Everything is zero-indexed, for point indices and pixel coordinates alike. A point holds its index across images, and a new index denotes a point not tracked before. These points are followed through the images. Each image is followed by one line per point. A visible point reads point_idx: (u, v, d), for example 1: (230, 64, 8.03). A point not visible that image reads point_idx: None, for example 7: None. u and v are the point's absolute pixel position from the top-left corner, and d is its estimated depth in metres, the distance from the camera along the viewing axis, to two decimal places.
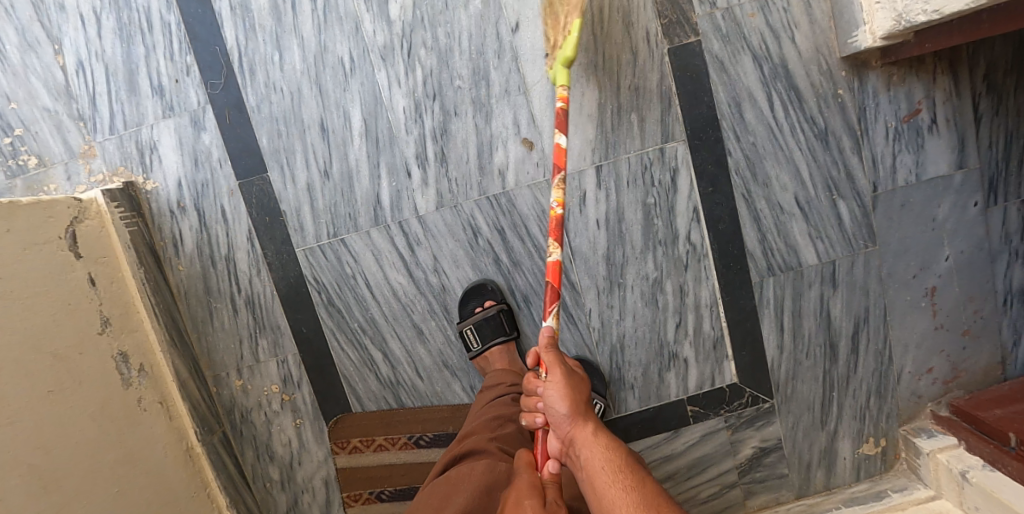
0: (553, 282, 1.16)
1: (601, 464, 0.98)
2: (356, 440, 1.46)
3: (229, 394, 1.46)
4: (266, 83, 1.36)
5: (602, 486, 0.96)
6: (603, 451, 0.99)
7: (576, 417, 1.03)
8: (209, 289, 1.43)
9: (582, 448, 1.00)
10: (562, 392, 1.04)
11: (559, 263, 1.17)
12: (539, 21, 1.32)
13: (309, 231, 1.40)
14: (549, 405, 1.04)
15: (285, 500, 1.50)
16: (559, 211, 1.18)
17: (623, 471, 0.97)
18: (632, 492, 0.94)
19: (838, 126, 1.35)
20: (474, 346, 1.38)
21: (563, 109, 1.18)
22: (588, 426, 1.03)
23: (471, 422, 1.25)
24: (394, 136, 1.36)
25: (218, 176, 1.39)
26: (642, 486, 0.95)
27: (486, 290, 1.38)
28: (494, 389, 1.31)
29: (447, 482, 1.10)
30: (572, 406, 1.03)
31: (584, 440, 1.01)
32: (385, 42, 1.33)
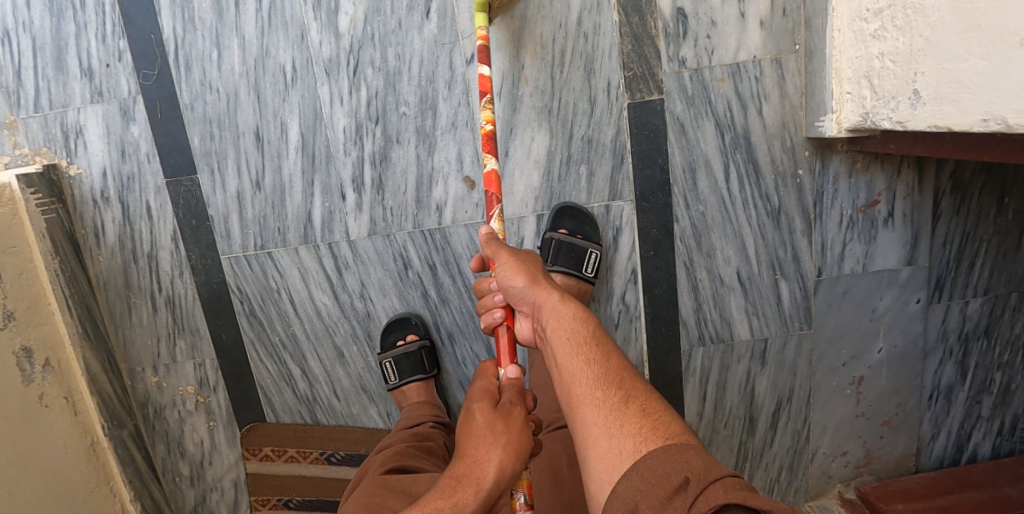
0: (494, 189, 1.02)
1: (563, 336, 0.90)
2: (268, 448, 1.46)
3: (143, 388, 1.45)
4: (201, 80, 1.28)
5: (565, 363, 0.88)
6: (567, 320, 0.91)
7: (536, 288, 0.94)
8: (130, 284, 1.39)
9: (546, 320, 0.92)
10: (516, 267, 0.95)
11: (493, 170, 1.02)
12: (495, 56, 1.24)
13: (235, 240, 1.35)
14: (504, 284, 0.96)
15: (193, 496, 1.51)
16: (488, 127, 1.03)
17: (584, 341, 0.89)
18: (594, 366, 0.86)
19: (791, 206, 1.30)
20: (393, 379, 1.35)
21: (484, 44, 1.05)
22: (550, 294, 0.93)
23: (397, 435, 1.23)
24: (330, 156, 1.29)
25: (145, 171, 1.33)
26: (605, 359, 0.87)
27: (409, 324, 1.35)
28: (417, 409, 1.30)
29: (385, 485, 1.05)
30: (530, 278, 0.95)
31: (544, 312, 0.93)
32: (331, 55, 1.25)
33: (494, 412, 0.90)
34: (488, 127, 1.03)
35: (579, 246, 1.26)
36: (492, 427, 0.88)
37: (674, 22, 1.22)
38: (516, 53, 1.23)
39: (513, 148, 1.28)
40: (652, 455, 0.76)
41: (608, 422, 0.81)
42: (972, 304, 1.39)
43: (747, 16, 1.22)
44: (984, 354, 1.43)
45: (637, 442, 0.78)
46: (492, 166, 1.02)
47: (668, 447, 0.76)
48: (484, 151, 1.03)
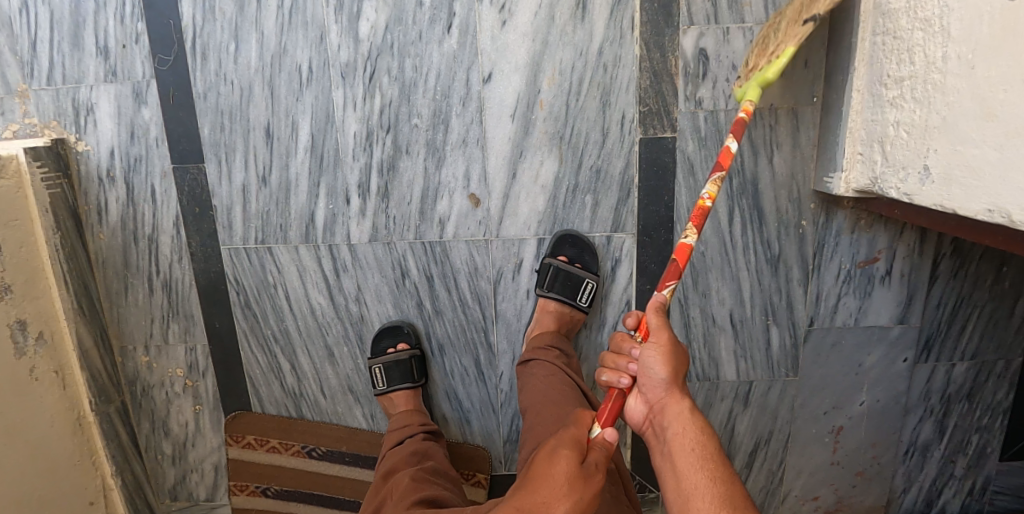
0: (682, 264, 0.99)
1: (689, 445, 0.89)
2: (251, 437, 1.48)
3: (133, 366, 1.46)
4: (217, 71, 1.28)
5: (685, 473, 0.87)
6: (696, 432, 0.90)
7: (674, 390, 0.92)
8: (128, 264, 1.40)
9: (670, 422, 0.91)
10: (665, 356, 0.92)
11: (690, 246, 1.00)
12: (513, 77, 1.23)
13: (237, 231, 1.35)
14: (646, 366, 0.93)
15: (173, 473, 1.54)
16: (708, 203, 1.02)
17: (709, 457, 0.88)
18: (716, 485, 0.86)
19: (791, 255, 1.31)
20: (381, 384, 1.37)
21: (743, 116, 1.06)
22: (684, 401, 0.92)
23: (398, 452, 1.26)
24: (338, 159, 1.29)
25: (153, 155, 1.33)
26: (726, 479, 0.87)
27: (401, 332, 1.36)
28: (407, 418, 1.32)
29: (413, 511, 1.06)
30: (673, 376, 0.92)
31: (671, 411, 0.91)
32: (349, 60, 1.25)
33: (582, 469, 0.87)
34: (706, 202, 1.01)
35: (576, 276, 1.28)
36: (577, 483, 0.85)
37: (695, 61, 1.22)
38: (534, 76, 1.23)
39: (521, 171, 1.28)
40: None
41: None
42: (958, 367, 1.40)
43: None
44: (964, 416, 1.43)
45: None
46: (693, 241, 1.00)
47: None
48: (690, 223, 1.01)
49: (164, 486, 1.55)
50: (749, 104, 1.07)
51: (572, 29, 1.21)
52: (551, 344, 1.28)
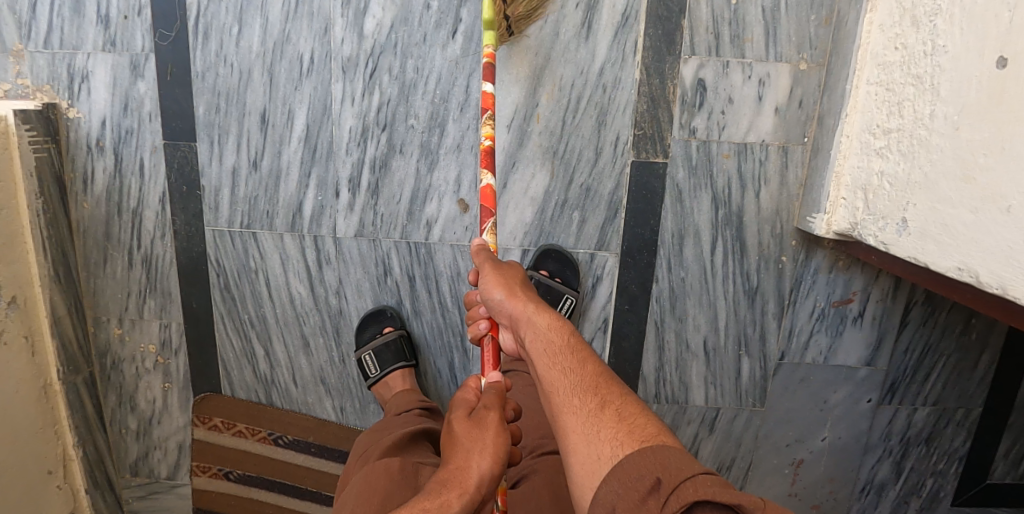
0: (489, 205, 1.04)
1: (542, 346, 0.90)
2: (218, 419, 1.47)
3: (105, 338, 1.46)
4: (217, 52, 1.27)
5: (549, 374, 0.87)
6: (545, 330, 0.91)
7: (514, 301, 0.94)
8: (109, 236, 1.39)
9: (524, 332, 0.92)
10: (495, 279, 0.97)
11: (490, 186, 1.04)
12: (512, 89, 1.24)
13: (223, 214, 1.35)
14: (484, 296, 0.97)
15: (136, 448, 1.53)
16: (487, 144, 1.06)
17: (560, 350, 0.88)
18: (572, 375, 0.86)
19: (768, 289, 1.33)
20: (373, 372, 1.35)
21: (488, 63, 1.08)
22: (526, 305, 0.93)
23: (386, 427, 1.21)
24: (332, 151, 1.29)
25: (144, 129, 1.32)
26: (582, 367, 0.86)
27: (384, 316, 1.35)
28: (400, 398, 1.30)
29: (388, 471, 1.01)
30: (508, 290, 0.96)
31: (519, 323, 0.93)
32: (351, 54, 1.25)
33: (470, 421, 0.87)
34: (486, 144, 1.06)
35: (557, 291, 1.29)
36: (474, 436, 0.85)
37: (692, 91, 1.23)
38: (533, 90, 1.24)
39: (512, 182, 1.29)
40: (627, 458, 0.76)
41: (586, 428, 0.81)
42: (919, 411, 1.43)
43: (763, 100, 1.24)
44: (921, 460, 1.47)
45: (614, 448, 0.78)
46: (489, 180, 1.05)
47: (644, 451, 0.75)
48: (482, 166, 1.05)
49: (126, 460, 1.55)
50: (490, 48, 1.08)
51: (574, 46, 1.22)
52: None
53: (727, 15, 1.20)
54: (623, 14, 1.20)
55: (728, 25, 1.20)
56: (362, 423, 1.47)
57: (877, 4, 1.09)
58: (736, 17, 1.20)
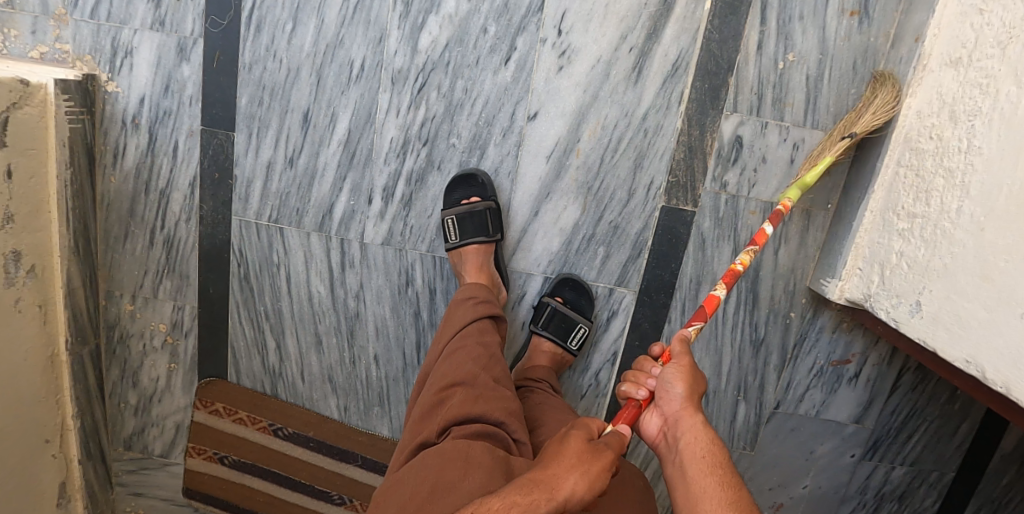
0: (711, 309, 1.07)
1: (700, 452, 0.89)
2: (220, 405, 1.49)
3: (116, 312, 1.46)
4: (267, 46, 1.27)
5: (699, 482, 0.86)
6: (706, 441, 0.90)
7: (689, 404, 0.94)
8: (133, 213, 1.39)
9: (683, 432, 0.91)
10: (682, 372, 0.96)
11: (721, 298, 1.08)
12: (557, 121, 1.26)
13: (252, 205, 1.36)
14: (664, 382, 0.96)
15: (133, 423, 1.54)
16: (740, 268, 1.12)
17: (718, 464, 0.87)
18: (726, 491, 0.84)
19: (774, 341, 1.39)
20: (453, 238, 1.30)
21: (779, 211, 1.17)
22: (696, 414, 0.93)
23: (450, 368, 1.13)
24: (370, 159, 1.31)
25: (183, 112, 1.32)
26: (737, 488, 0.85)
27: (475, 183, 1.28)
28: (466, 315, 1.21)
29: (439, 457, 0.95)
30: (688, 391, 0.95)
31: (681, 422, 0.93)
32: (402, 67, 1.26)
33: (587, 444, 0.86)
34: (740, 267, 1.11)
35: (572, 319, 1.32)
36: (586, 458, 0.83)
37: (729, 146, 1.27)
38: (576, 125, 1.27)
39: (544, 211, 1.31)
40: None
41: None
42: (897, 471, 1.50)
43: (794, 163, 1.28)
44: None
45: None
46: (724, 294, 1.09)
47: None
48: (723, 281, 1.10)
49: (121, 434, 1.55)
50: (789, 200, 1.18)
51: (623, 88, 1.25)
52: (542, 377, 1.31)
53: (772, 78, 1.24)
54: (673, 64, 1.23)
55: (772, 88, 1.24)
56: (363, 424, 1.48)
57: (918, 91, 1.14)
58: (780, 81, 1.24)
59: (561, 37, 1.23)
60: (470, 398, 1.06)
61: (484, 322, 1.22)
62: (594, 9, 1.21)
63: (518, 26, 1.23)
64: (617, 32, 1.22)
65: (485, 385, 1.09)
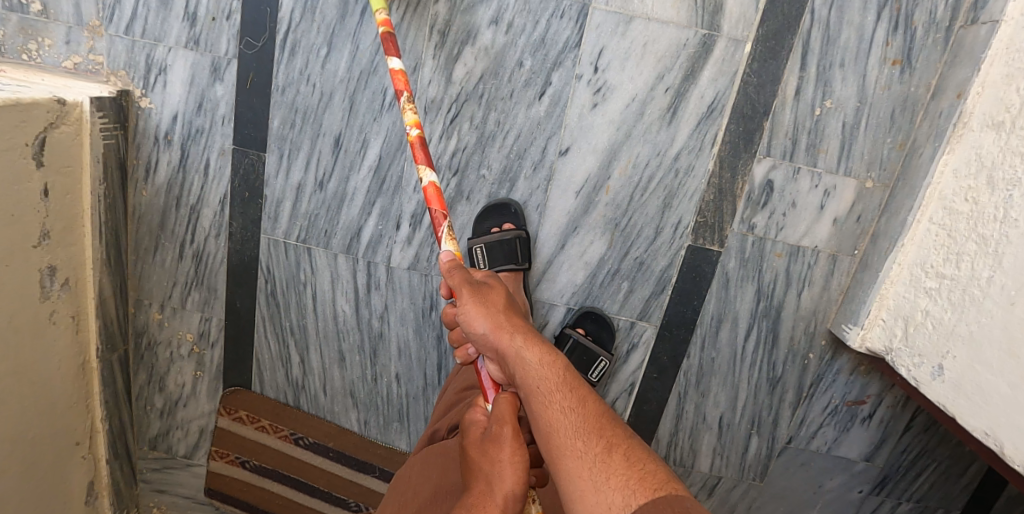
0: (435, 205, 1.00)
1: (535, 382, 0.84)
2: (243, 412, 1.52)
3: (144, 320, 1.49)
4: (301, 70, 1.27)
5: (544, 416, 0.82)
6: (535, 363, 0.85)
7: (500, 334, 0.88)
8: (163, 226, 1.41)
9: (515, 368, 0.86)
10: (478, 309, 0.90)
11: (433, 184, 1.01)
12: (588, 158, 1.26)
13: (281, 225, 1.37)
14: (466, 330, 0.90)
15: (158, 425, 1.57)
16: (414, 132, 1.03)
17: (557, 386, 0.83)
18: (572, 414, 0.81)
19: (791, 380, 1.40)
20: (481, 266, 1.31)
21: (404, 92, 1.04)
22: (513, 339, 0.88)
23: (472, 377, 1.17)
24: (399, 186, 1.31)
25: (215, 130, 1.33)
26: (582, 405, 0.82)
27: (508, 212, 1.28)
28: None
29: (442, 454, 1.00)
30: (492, 323, 0.89)
31: (507, 357, 0.87)
32: (435, 97, 1.25)
33: (484, 443, 0.84)
34: (414, 134, 1.03)
35: (594, 352, 1.33)
36: (492, 455, 0.82)
37: (759, 190, 1.27)
38: (607, 162, 1.26)
39: (570, 244, 1.32)
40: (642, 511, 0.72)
41: (594, 475, 0.76)
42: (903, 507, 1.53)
43: (824, 209, 1.28)
44: None
45: (625, 498, 0.73)
46: (431, 179, 1.01)
47: (656, 502, 0.72)
48: (422, 163, 1.02)
49: (146, 435, 1.58)
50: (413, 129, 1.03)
51: (656, 128, 1.24)
52: None
53: (808, 124, 1.23)
54: (709, 106, 1.22)
55: (807, 134, 1.23)
56: (382, 438, 1.52)
57: (956, 148, 1.13)
58: (816, 128, 1.23)
59: (597, 74, 1.21)
60: (479, 403, 1.10)
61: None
62: (632, 47, 1.20)
63: (553, 61, 1.21)
64: (654, 71, 1.20)
65: None
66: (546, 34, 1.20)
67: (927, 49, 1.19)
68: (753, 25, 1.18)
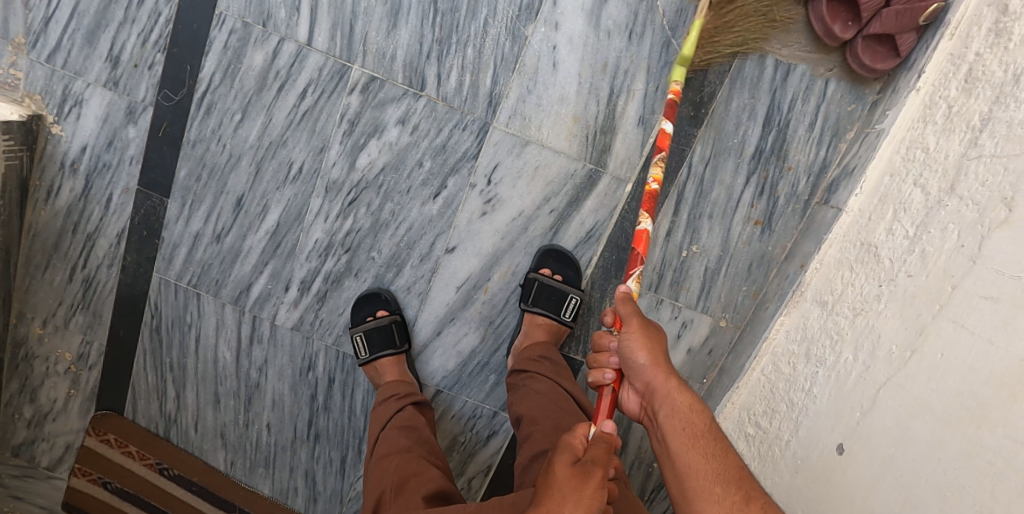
0: (641, 248, 1.06)
1: (680, 424, 0.89)
2: (112, 436, 1.54)
3: (25, 332, 1.49)
4: (213, 130, 1.32)
5: (681, 453, 0.87)
6: (684, 409, 0.91)
7: (656, 369, 0.95)
8: (57, 247, 1.43)
9: (659, 404, 0.93)
10: (641, 341, 0.97)
11: (647, 232, 1.07)
12: (471, 259, 1.35)
13: (174, 267, 1.41)
14: (625, 355, 0.98)
15: (24, 435, 1.56)
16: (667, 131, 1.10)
17: (701, 431, 0.88)
18: (714, 461, 0.85)
19: (633, 486, 1.48)
20: (365, 353, 1.36)
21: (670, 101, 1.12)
22: (667, 379, 0.94)
23: (385, 448, 1.18)
24: (293, 253, 1.38)
25: (122, 168, 1.37)
26: (725, 455, 0.85)
27: (379, 299, 1.36)
28: (387, 412, 1.26)
29: None
30: (652, 357, 0.96)
31: (655, 393, 0.94)
32: (337, 178, 1.32)
33: (573, 469, 0.87)
34: (654, 187, 1.09)
35: (562, 291, 1.31)
36: (576, 483, 0.85)
37: None
38: (489, 266, 1.35)
39: (446, 333, 1.40)
40: None
41: None
42: None
43: (680, 339, 1.39)
44: None
45: None
46: (647, 226, 1.07)
47: None
48: (644, 210, 1.08)
49: (11, 441, 1.57)
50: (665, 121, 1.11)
51: (537, 242, 1.34)
52: None
53: (674, 263, 1.35)
54: (587, 232, 1.33)
55: (672, 271, 1.35)
56: (246, 480, 1.56)
57: (791, 312, 1.25)
58: (680, 267, 1.35)
59: (489, 186, 1.31)
60: (408, 461, 1.14)
61: (407, 410, 1.26)
62: (524, 168, 1.29)
63: (451, 167, 1.30)
64: (542, 193, 1.31)
65: (416, 452, 1.17)
66: (448, 141, 1.29)
67: (786, 215, 1.32)
68: (636, 168, 1.29)
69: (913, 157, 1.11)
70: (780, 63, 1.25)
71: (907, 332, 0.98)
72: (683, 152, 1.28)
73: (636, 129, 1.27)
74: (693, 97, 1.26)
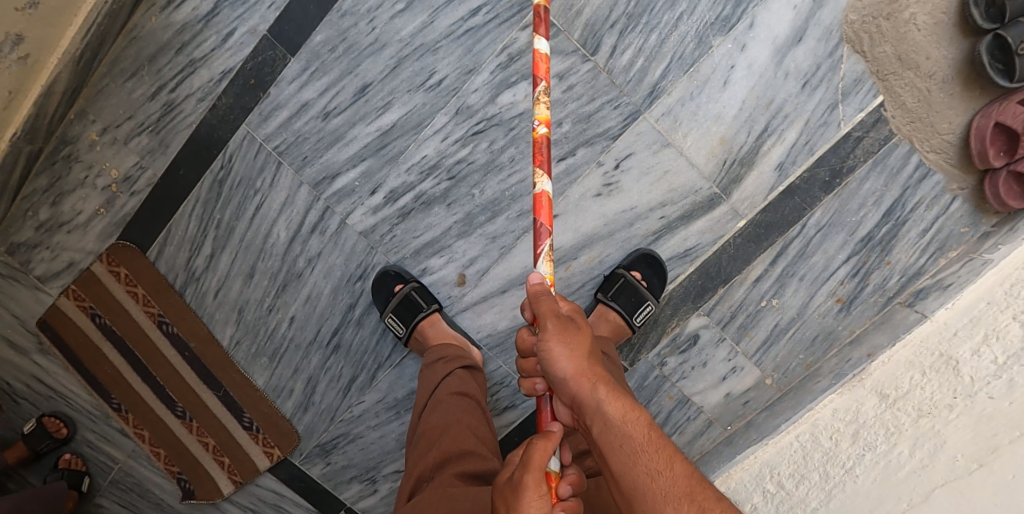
0: (540, 214, 0.94)
1: (612, 439, 0.82)
2: (122, 271, 1.43)
3: (76, 132, 1.38)
4: (370, 9, 1.27)
5: (622, 469, 0.80)
6: (617, 418, 0.83)
7: (579, 378, 0.88)
8: (152, 60, 1.34)
9: (591, 418, 0.85)
10: (560, 353, 0.89)
11: (544, 193, 0.94)
12: (567, 232, 1.34)
13: (267, 127, 1.34)
14: (547, 366, 0.91)
15: (28, 235, 1.43)
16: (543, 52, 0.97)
17: (643, 447, 0.80)
18: (660, 478, 0.77)
19: None
20: (399, 332, 1.34)
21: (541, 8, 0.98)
22: (594, 389, 0.86)
23: (431, 418, 1.16)
24: (397, 159, 1.33)
25: (258, 10, 1.30)
26: (670, 468, 0.78)
27: (390, 276, 1.36)
28: (436, 376, 1.24)
29: (449, 495, 0.99)
30: (575, 366, 0.89)
31: (583, 405, 0.87)
32: (473, 105, 1.29)
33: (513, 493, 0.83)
34: (541, 129, 0.95)
35: (643, 295, 1.29)
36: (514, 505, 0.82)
37: (684, 338, 1.40)
38: (581, 246, 1.34)
39: (511, 293, 1.37)
40: None
41: None
42: None
43: (724, 381, 1.42)
44: None
45: None
46: (544, 186, 0.94)
47: None
48: (535, 163, 0.94)
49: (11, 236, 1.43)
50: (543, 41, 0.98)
51: (636, 241, 1.34)
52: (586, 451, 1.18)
53: (750, 308, 1.37)
54: (686, 250, 1.34)
55: (744, 315, 1.37)
56: (243, 364, 1.47)
57: (844, 393, 1.27)
58: (754, 314, 1.37)
59: (615, 171, 1.30)
60: (458, 435, 1.12)
61: (457, 375, 1.24)
62: (655, 166, 1.30)
63: (587, 138, 1.29)
64: (660, 196, 1.31)
65: (467, 426, 1.14)
66: (595, 112, 1.28)
67: (867, 303, 1.36)
68: (756, 208, 1.32)
69: (1015, 293, 1.09)
70: (922, 164, 1.29)
71: (978, 445, 0.98)
72: (803, 211, 1.31)
73: (771, 172, 1.30)
74: (834, 163, 1.30)
